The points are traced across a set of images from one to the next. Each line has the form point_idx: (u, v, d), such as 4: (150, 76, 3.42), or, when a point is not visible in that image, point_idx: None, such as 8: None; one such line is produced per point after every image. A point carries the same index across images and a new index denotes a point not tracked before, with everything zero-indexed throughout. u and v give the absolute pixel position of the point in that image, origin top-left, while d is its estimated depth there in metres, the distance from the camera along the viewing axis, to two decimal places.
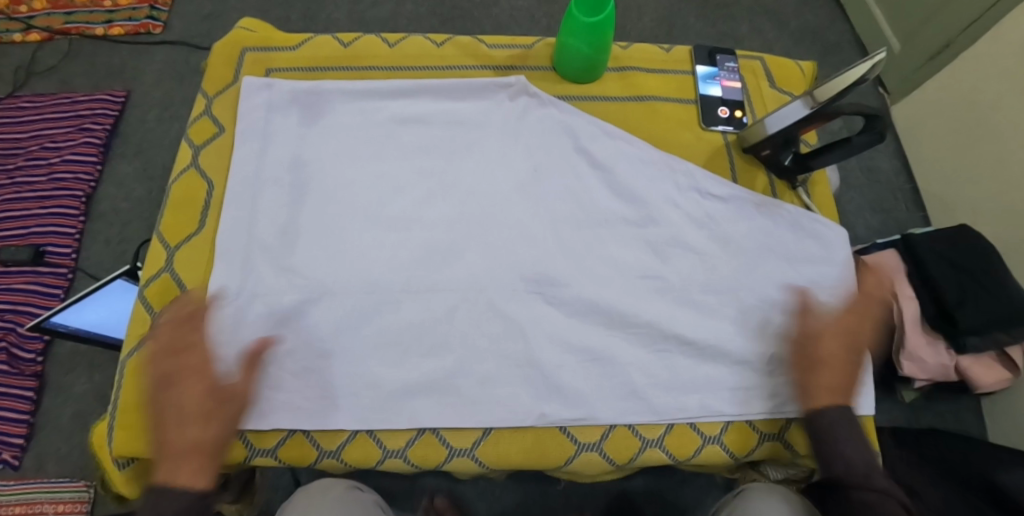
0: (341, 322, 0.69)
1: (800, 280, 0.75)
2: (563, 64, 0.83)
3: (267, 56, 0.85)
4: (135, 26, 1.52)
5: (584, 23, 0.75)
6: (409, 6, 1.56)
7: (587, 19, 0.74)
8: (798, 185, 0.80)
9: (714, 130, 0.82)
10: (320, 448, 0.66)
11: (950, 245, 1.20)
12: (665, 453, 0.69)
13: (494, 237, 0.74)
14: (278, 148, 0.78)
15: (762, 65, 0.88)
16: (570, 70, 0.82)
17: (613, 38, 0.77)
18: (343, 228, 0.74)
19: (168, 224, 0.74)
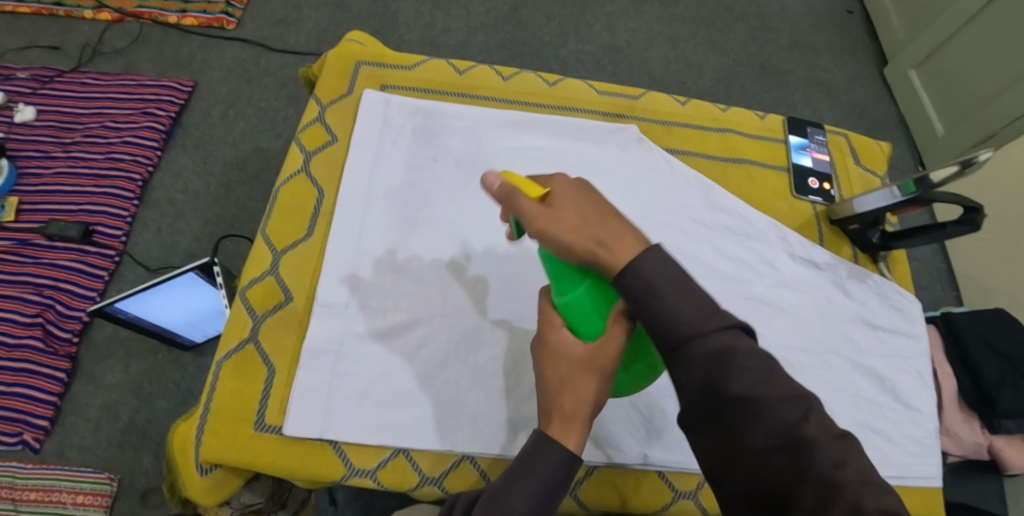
0: (453, 346, 0.68)
1: (887, 349, 0.79)
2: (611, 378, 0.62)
3: (382, 72, 0.86)
4: (208, 19, 1.53)
5: (562, 302, 0.54)
6: (480, 37, 1.59)
7: (562, 299, 0.53)
8: (879, 260, 0.85)
9: (805, 199, 0.86)
10: (421, 474, 0.63)
11: (987, 326, 1.25)
12: None
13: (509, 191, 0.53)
14: (389, 162, 0.78)
15: (846, 142, 0.93)
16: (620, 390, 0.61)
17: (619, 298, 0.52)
18: (459, 248, 0.74)
19: (275, 229, 0.74)
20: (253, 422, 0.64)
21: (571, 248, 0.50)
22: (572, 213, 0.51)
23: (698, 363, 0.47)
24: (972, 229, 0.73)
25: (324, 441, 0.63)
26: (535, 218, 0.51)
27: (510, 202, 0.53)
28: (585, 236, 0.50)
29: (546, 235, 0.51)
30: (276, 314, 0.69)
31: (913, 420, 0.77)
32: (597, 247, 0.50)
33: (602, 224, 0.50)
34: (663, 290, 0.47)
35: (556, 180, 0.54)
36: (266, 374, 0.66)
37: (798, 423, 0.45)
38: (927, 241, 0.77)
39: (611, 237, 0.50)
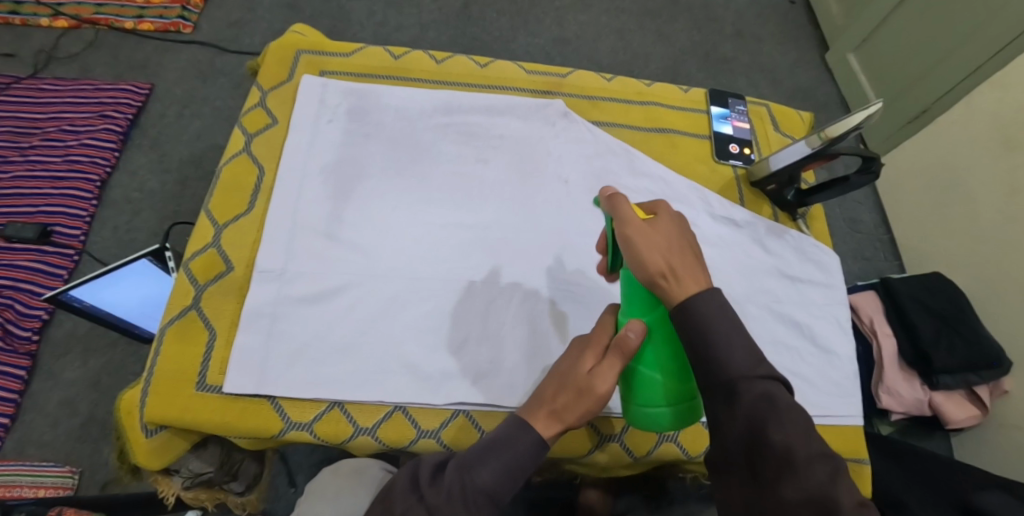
0: (386, 306, 0.71)
1: (802, 298, 0.84)
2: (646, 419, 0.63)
3: (321, 59, 0.90)
4: (164, 23, 1.56)
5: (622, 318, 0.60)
6: (432, 33, 1.64)
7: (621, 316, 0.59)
8: (798, 218, 0.90)
9: (726, 164, 0.91)
10: (355, 425, 0.67)
11: (923, 289, 1.31)
12: (681, 447, 0.74)
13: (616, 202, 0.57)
14: (327, 140, 0.82)
15: (767, 112, 0.99)
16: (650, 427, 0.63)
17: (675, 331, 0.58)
18: (393, 218, 0.77)
19: (218, 204, 0.77)
20: (195, 383, 0.67)
21: (646, 263, 0.54)
22: (662, 235, 0.55)
23: (745, 408, 0.52)
24: (873, 178, 0.80)
25: (264, 398, 0.67)
26: (628, 226, 0.55)
27: (617, 210, 0.56)
28: (664, 259, 0.54)
29: (629, 244, 0.55)
30: (217, 283, 0.72)
31: (831, 363, 0.81)
32: (667, 273, 0.54)
33: (682, 256, 0.54)
34: (721, 332, 0.53)
35: (659, 205, 0.58)
36: (208, 338, 0.69)
37: (829, 482, 0.50)
38: (837, 194, 0.84)
39: (686, 271, 0.54)
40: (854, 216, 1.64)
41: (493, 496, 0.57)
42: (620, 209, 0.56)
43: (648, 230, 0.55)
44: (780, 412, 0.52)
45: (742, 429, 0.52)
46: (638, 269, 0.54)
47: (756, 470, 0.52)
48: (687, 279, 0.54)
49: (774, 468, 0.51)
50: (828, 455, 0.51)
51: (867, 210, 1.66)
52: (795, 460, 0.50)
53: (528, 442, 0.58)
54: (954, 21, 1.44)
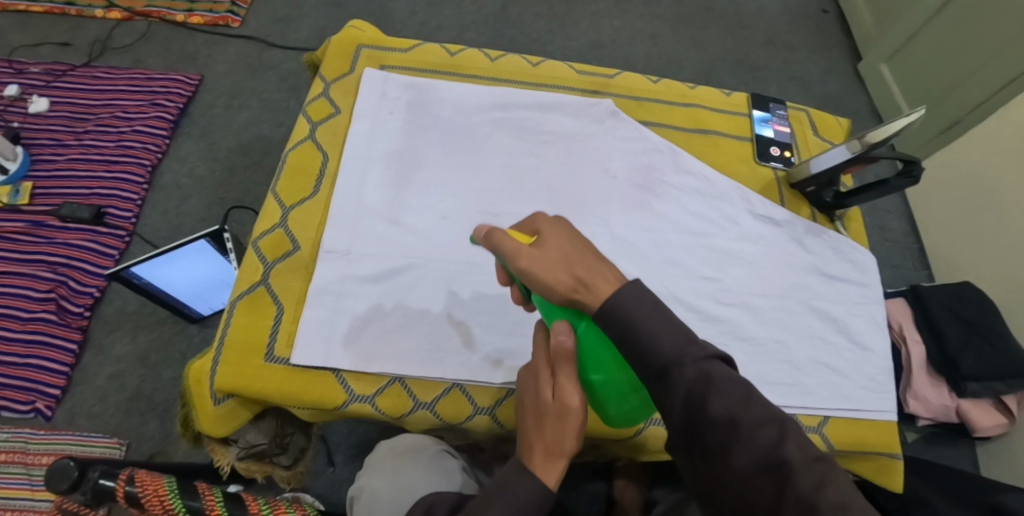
0: (445, 288, 0.75)
1: (839, 295, 0.87)
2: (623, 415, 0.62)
3: (381, 54, 0.94)
4: (214, 17, 1.61)
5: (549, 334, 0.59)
6: (471, 34, 1.68)
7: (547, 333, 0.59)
8: (837, 220, 0.94)
9: (766, 165, 0.94)
10: (415, 399, 0.70)
11: (953, 298, 1.32)
12: None
13: (497, 239, 0.57)
14: (387, 131, 0.86)
15: (807, 117, 1.02)
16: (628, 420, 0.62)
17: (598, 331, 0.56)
18: (449, 207, 0.81)
19: (285, 188, 0.81)
20: (263, 354, 0.71)
21: (555, 286, 0.54)
22: (554, 251, 0.55)
23: (682, 389, 0.52)
24: (912, 182, 0.83)
25: (329, 370, 0.71)
26: (519, 257, 0.55)
27: (501, 246, 0.56)
28: (567, 273, 0.54)
29: (528, 275, 0.55)
30: (284, 262, 0.76)
31: (866, 359, 0.84)
32: (576, 286, 0.54)
33: (582, 261, 0.54)
34: (641, 321, 0.52)
35: (537, 220, 0.58)
36: (277, 312, 0.73)
37: (778, 445, 0.50)
38: (875, 196, 0.87)
39: (592, 275, 0.54)
40: (883, 224, 1.66)
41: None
42: (504, 243, 0.56)
43: (536, 254, 0.55)
44: (718, 387, 0.51)
45: (682, 411, 0.52)
46: (551, 296, 0.54)
47: (706, 444, 0.53)
48: (597, 283, 0.53)
49: (723, 438, 0.51)
50: (773, 414, 0.51)
51: (896, 219, 1.67)
52: (740, 430, 0.51)
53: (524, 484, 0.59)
54: (987, 35, 1.46)
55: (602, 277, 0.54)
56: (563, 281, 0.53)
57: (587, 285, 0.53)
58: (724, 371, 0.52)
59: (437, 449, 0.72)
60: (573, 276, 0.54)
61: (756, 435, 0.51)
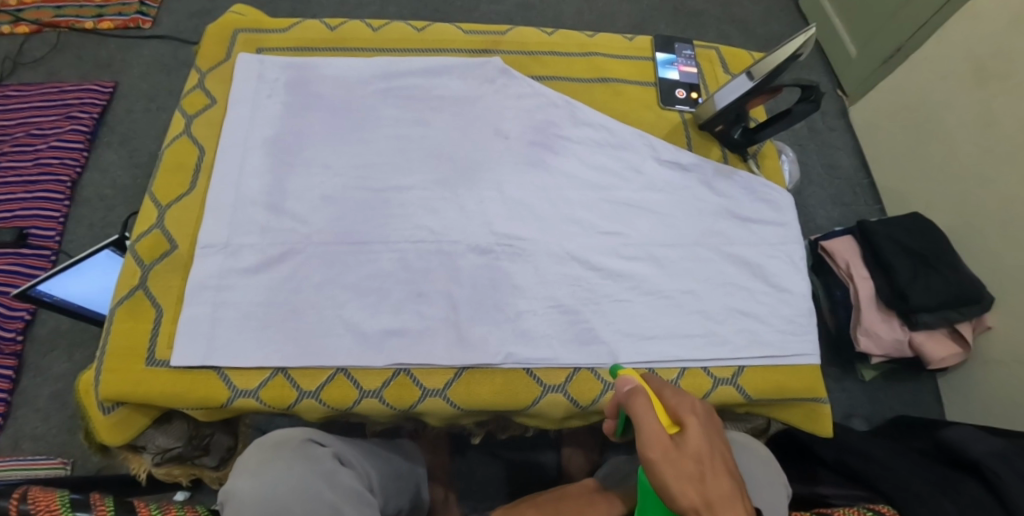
0: (326, 270, 0.72)
1: (755, 238, 0.81)
2: None
3: (258, 37, 0.90)
4: (124, 20, 1.54)
5: None
6: (393, 7, 1.60)
7: None
8: (749, 158, 0.88)
9: (672, 109, 0.89)
10: (299, 389, 0.67)
11: (900, 229, 1.29)
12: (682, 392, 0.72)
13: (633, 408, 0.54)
14: (263, 116, 0.82)
15: (716, 55, 0.96)
16: None
17: None
18: (327, 187, 0.77)
19: (160, 186, 0.78)
20: (145, 359, 0.68)
21: (680, 496, 0.50)
22: (693, 458, 0.52)
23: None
24: (814, 108, 0.77)
25: (210, 369, 0.68)
26: (652, 446, 0.52)
27: (641, 421, 0.53)
28: (697, 491, 0.50)
29: (655, 469, 0.51)
30: (163, 262, 0.73)
31: (785, 301, 0.78)
32: (703, 508, 0.49)
33: (717, 483, 0.51)
34: None
35: (686, 407, 0.55)
36: (156, 314, 0.71)
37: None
38: (785, 127, 0.82)
39: (723, 510, 0.49)
40: (833, 162, 1.61)
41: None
42: (643, 419, 0.53)
43: (672, 457, 0.51)
44: None
45: None
46: (672, 506, 0.50)
47: None
48: None
49: None
50: None
51: (846, 154, 1.63)
52: None
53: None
54: None
55: (739, 510, 0.50)
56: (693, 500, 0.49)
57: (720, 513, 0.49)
58: None
59: (302, 440, 0.67)
60: (704, 498, 0.50)
61: None
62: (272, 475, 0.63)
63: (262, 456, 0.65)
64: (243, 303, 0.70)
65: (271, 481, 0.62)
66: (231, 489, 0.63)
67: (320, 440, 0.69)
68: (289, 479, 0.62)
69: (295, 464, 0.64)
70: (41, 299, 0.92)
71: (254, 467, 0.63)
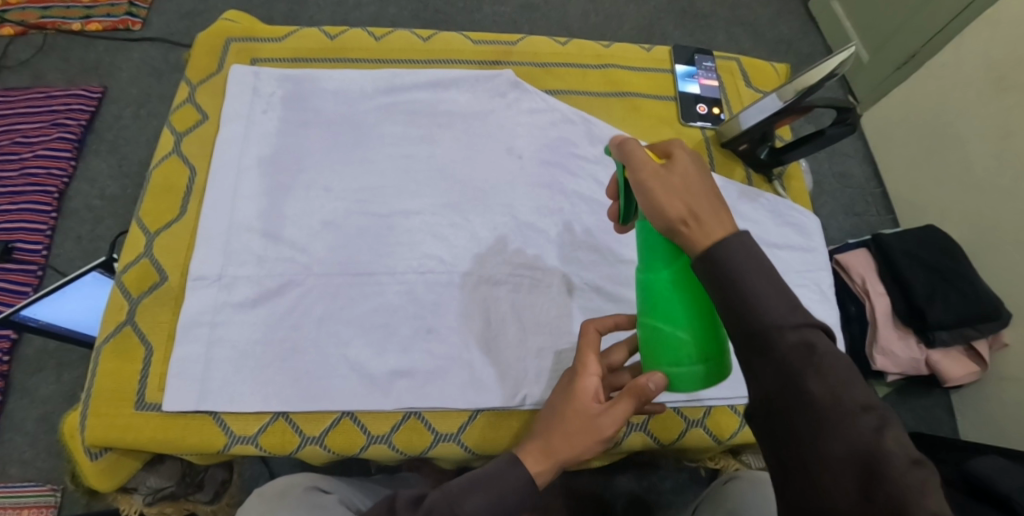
0: (328, 304, 0.67)
1: (781, 265, 0.77)
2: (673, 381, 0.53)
3: (253, 46, 0.85)
4: (113, 22, 1.47)
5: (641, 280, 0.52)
6: (392, 9, 1.55)
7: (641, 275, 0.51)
8: (775, 179, 0.83)
9: (693, 126, 0.84)
10: (301, 434, 0.62)
11: (916, 243, 1.25)
12: (709, 433, 0.71)
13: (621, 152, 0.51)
14: (260, 134, 0.77)
15: (738, 67, 0.91)
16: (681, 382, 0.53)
17: (700, 305, 0.50)
18: (329, 213, 0.72)
19: (149, 211, 0.73)
20: (134, 402, 0.64)
21: (663, 209, 0.46)
22: (679, 175, 0.47)
23: (783, 358, 0.41)
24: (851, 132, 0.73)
25: (205, 414, 0.63)
26: (639, 171, 0.48)
27: (626, 155, 0.49)
28: (681, 204, 0.46)
29: (642, 189, 0.48)
30: (152, 295, 0.69)
31: None
32: (688, 218, 0.45)
33: (705, 197, 0.46)
34: (744, 280, 0.42)
35: (679, 144, 0.50)
36: (145, 352, 0.66)
37: (876, 437, 0.39)
38: (812, 150, 0.77)
39: (710, 213, 0.45)
40: (844, 171, 1.58)
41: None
42: (630, 150, 0.49)
43: (656, 177, 0.47)
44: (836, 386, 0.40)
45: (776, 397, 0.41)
46: (656, 220, 0.47)
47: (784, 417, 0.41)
48: (717, 228, 0.44)
49: (828, 428, 0.40)
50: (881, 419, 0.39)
51: (857, 163, 1.59)
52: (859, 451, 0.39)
53: (515, 478, 0.52)
54: None
55: (723, 220, 0.45)
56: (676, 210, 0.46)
57: (704, 223, 0.44)
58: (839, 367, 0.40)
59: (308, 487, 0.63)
60: (688, 208, 0.45)
61: (853, 428, 0.39)
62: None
63: (265, 506, 0.59)
64: (239, 341, 0.65)
65: None
66: None
67: (327, 487, 0.64)
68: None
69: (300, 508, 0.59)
70: (27, 323, 0.84)
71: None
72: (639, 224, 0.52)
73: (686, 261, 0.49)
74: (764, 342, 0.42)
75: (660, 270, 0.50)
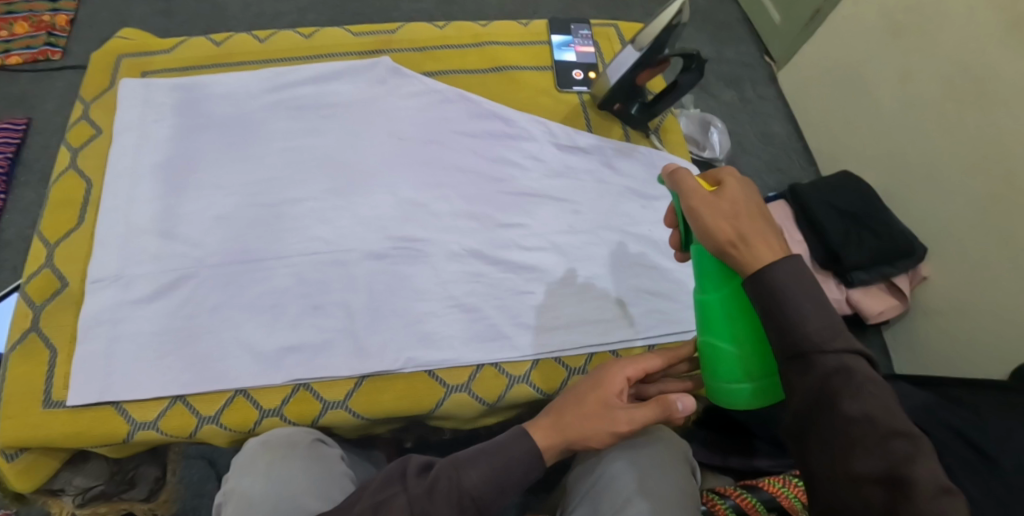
0: (221, 293, 0.70)
1: (659, 215, 0.81)
2: (726, 395, 0.56)
3: (144, 60, 0.88)
4: (33, 54, 1.40)
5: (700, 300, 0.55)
6: (311, 15, 1.51)
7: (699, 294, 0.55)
8: (650, 133, 0.88)
9: (570, 91, 0.88)
10: (198, 415, 0.66)
11: (831, 189, 1.23)
12: None
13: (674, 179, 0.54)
14: (150, 139, 0.80)
15: (615, 32, 0.96)
16: (737, 398, 0.56)
17: (756, 329, 0.53)
18: (218, 208, 0.75)
19: (49, 224, 0.76)
20: (41, 402, 0.66)
21: (713, 233, 0.50)
22: (729, 202, 0.51)
23: (821, 372, 0.45)
24: (698, 78, 0.79)
25: (108, 405, 0.66)
26: (692, 197, 0.52)
27: (681, 179, 0.53)
28: (731, 228, 0.49)
29: (694, 214, 0.51)
30: (55, 301, 0.71)
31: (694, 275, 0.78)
32: (738, 240, 0.49)
33: (753, 222, 0.50)
34: (788, 302, 0.47)
35: (727, 172, 0.53)
36: (50, 355, 0.69)
37: (905, 455, 0.42)
38: (674, 100, 0.83)
39: (756, 238, 0.49)
40: (766, 131, 1.54)
41: (481, 509, 0.52)
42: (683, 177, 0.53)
43: (709, 202, 0.51)
44: (868, 406, 0.44)
45: (813, 408, 0.45)
46: (707, 242, 0.51)
47: (815, 429, 0.45)
48: (764, 250, 0.48)
49: (859, 443, 0.43)
50: (914, 445, 0.42)
51: (777, 121, 1.56)
52: (888, 470, 0.42)
53: (524, 451, 0.54)
54: None
55: (767, 244, 0.49)
56: (727, 234, 0.49)
57: (753, 246, 0.48)
58: (877, 393, 0.44)
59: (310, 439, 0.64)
60: (739, 233, 0.49)
61: (883, 446, 0.43)
62: (281, 478, 0.58)
63: (272, 457, 0.60)
64: (135, 335, 0.68)
65: (281, 486, 0.58)
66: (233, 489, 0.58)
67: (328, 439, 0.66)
68: (302, 479, 0.59)
69: (304, 463, 0.60)
70: None
71: (262, 468, 0.59)
72: (694, 246, 0.55)
73: (739, 282, 0.52)
74: (804, 357, 0.46)
75: (715, 291, 0.53)
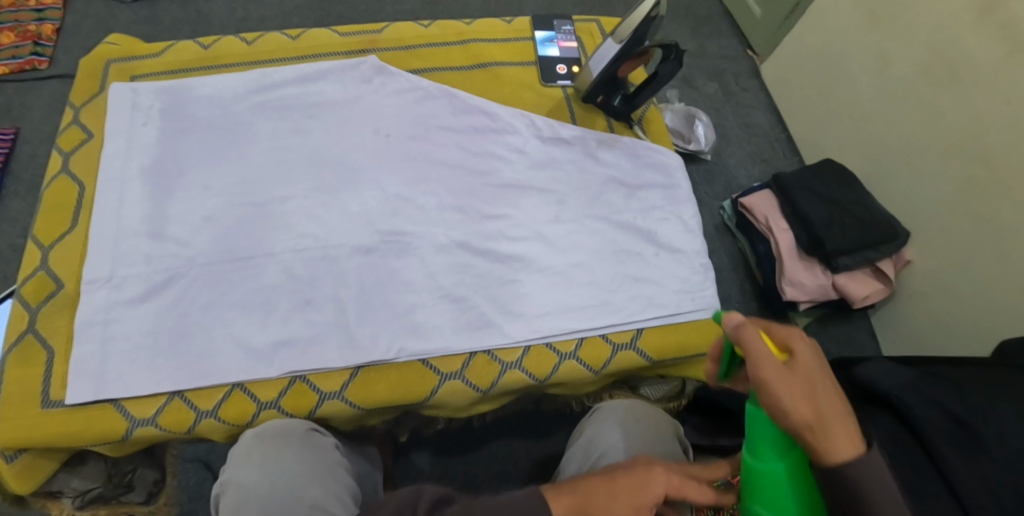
0: (213, 291, 0.71)
1: (643, 203, 0.83)
2: None
3: (131, 64, 0.88)
4: (18, 63, 1.39)
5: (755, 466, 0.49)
6: (296, 19, 1.52)
7: (756, 461, 0.48)
8: (633, 124, 0.90)
9: (554, 86, 0.90)
10: (196, 410, 0.67)
11: (815, 177, 1.26)
12: (583, 363, 0.72)
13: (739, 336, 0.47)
14: (140, 142, 0.81)
15: (597, 27, 0.97)
16: None
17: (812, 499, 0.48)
18: (208, 208, 0.76)
19: (42, 227, 0.76)
20: (39, 402, 0.67)
21: (789, 413, 0.44)
22: (806, 377, 0.45)
23: None
24: (678, 67, 0.81)
25: (107, 404, 0.67)
26: (767, 368, 0.45)
27: (750, 341, 0.46)
28: (810, 412, 0.44)
29: (767, 389, 0.45)
30: (50, 303, 0.72)
31: (679, 261, 0.80)
32: (815, 425, 0.44)
33: (830, 402, 0.45)
34: (865, 497, 0.44)
35: (795, 333, 0.48)
36: (47, 356, 0.69)
37: None
38: (655, 90, 0.85)
39: (835, 424, 0.44)
40: (749, 120, 1.57)
41: None
42: (753, 343, 0.46)
43: (785, 377, 0.45)
44: None
45: None
46: (780, 422, 0.45)
47: None
48: (842, 431, 0.44)
49: None
50: None
51: (760, 111, 1.58)
52: None
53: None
54: None
55: (847, 431, 0.44)
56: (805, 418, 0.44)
57: (832, 433, 0.44)
58: None
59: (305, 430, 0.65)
60: (817, 419, 0.44)
61: None
62: (276, 468, 0.59)
63: (269, 446, 0.61)
64: (131, 335, 0.69)
65: (275, 474, 0.59)
66: (230, 480, 0.59)
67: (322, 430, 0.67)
68: (297, 468, 0.59)
69: (299, 451, 0.61)
70: None
71: (257, 460, 0.59)
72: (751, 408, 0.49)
73: (799, 454, 0.48)
74: None
75: (778, 459, 0.48)
